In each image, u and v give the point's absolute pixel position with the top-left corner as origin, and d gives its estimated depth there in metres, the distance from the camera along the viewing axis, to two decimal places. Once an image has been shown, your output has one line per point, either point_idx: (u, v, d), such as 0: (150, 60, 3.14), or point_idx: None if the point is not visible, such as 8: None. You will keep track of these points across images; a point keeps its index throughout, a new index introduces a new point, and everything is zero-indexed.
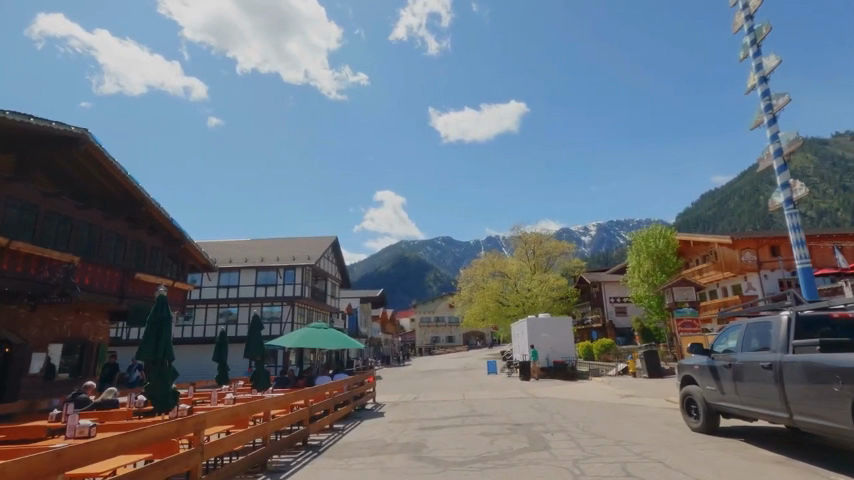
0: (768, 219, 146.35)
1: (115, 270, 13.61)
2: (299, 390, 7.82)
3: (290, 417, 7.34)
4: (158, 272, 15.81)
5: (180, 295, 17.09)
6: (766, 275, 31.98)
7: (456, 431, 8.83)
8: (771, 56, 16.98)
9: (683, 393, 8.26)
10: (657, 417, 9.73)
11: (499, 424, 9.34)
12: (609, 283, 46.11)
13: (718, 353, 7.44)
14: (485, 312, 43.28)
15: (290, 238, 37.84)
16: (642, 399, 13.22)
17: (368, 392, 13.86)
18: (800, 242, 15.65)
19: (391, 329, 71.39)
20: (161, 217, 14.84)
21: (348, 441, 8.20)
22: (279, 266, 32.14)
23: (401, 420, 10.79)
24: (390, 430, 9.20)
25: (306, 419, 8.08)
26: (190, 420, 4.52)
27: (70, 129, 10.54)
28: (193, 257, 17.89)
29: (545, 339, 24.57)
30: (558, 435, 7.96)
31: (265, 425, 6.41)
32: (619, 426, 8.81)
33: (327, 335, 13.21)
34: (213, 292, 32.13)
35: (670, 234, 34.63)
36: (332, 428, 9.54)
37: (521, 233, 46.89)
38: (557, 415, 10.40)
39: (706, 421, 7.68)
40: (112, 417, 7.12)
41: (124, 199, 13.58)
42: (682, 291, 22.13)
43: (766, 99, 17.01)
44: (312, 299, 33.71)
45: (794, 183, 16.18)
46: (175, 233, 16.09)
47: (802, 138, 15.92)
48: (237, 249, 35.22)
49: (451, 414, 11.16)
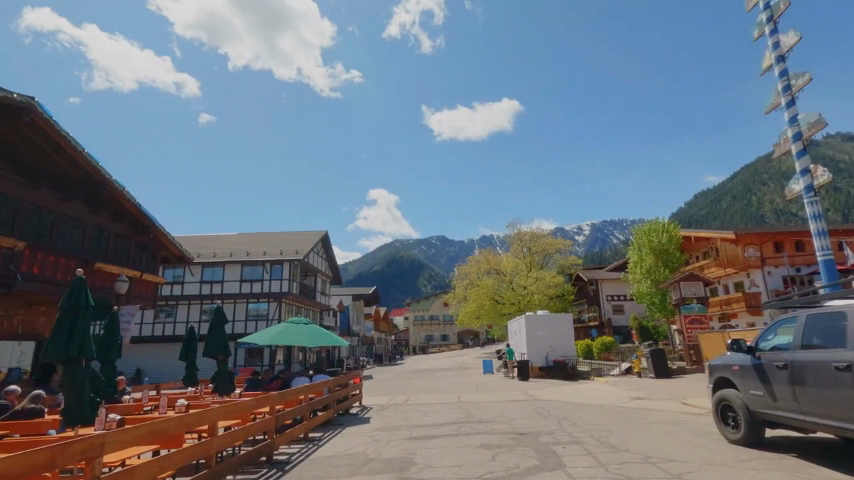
0: (761, 218, 146.62)
1: (70, 259, 12.16)
2: (263, 396, 6.49)
3: (250, 428, 6.05)
4: (125, 263, 14.31)
5: (151, 289, 15.67)
6: (771, 271, 30.82)
7: (449, 442, 7.52)
8: (790, 32, 15.86)
9: (717, 398, 7.02)
10: (678, 425, 8.56)
11: (500, 433, 8.04)
12: (606, 281, 45.09)
13: (765, 351, 6.20)
14: (480, 310, 42.16)
15: (278, 232, 36.41)
16: (655, 402, 11.96)
17: (354, 394, 12.59)
18: (821, 232, 14.63)
19: (385, 328, 69.87)
20: (127, 201, 13.39)
21: (322, 456, 6.88)
22: (265, 261, 30.74)
23: (387, 427, 9.48)
24: (375, 441, 7.94)
25: (272, 430, 6.78)
26: (75, 445, 3.19)
27: (15, 97, 9.10)
28: (165, 247, 16.38)
29: (544, 337, 23.38)
30: (572, 450, 6.65)
31: (214, 441, 5.12)
32: (638, 436, 7.59)
33: (307, 331, 11.90)
34: (196, 287, 30.73)
35: (672, 228, 33.20)
36: (306, 438, 8.23)
37: (517, 230, 45.63)
38: (565, 421, 9.15)
39: (749, 433, 6.45)
40: (36, 428, 5.73)
41: (84, 181, 12.14)
42: (690, 286, 20.71)
43: (784, 79, 15.85)
44: (300, 295, 32.32)
45: (816, 169, 15.09)
46: (144, 220, 14.59)
47: (823, 120, 14.75)
48: (222, 243, 33.75)
49: (444, 420, 9.90)
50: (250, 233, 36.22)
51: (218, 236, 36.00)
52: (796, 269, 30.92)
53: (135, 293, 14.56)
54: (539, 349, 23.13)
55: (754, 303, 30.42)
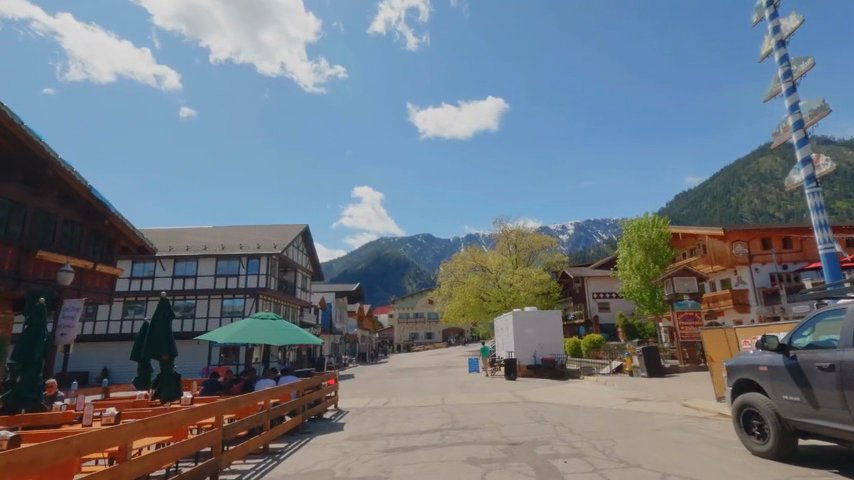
0: (741, 218, 148.42)
1: (7, 246, 10.70)
2: (204, 406, 5.32)
3: (184, 446, 4.91)
4: (73, 252, 12.84)
5: (107, 282, 14.30)
6: (758, 268, 30.47)
7: (430, 456, 6.47)
8: (792, 16, 15.14)
9: (739, 404, 6.10)
10: (687, 431, 7.67)
11: (490, 444, 7.04)
12: (592, 278, 44.48)
13: (801, 349, 5.33)
14: (465, 308, 41.30)
15: (256, 225, 34.88)
16: (653, 404, 11.11)
17: (328, 397, 11.49)
18: (823, 225, 13.99)
19: (368, 326, 68.61)
20: (75, 184, 11.90)
21: (279, 476, 5.76)
22: (242, 256, 29.34)
23: (362, 434, 8.42)
24: (346, 455, 6.83)
25: (217, 445, 5.63)
26: None
27: None
28: (123, 236, 14.93)
29: (531, 334, 22.49)
30: (575, 466, 5.68)
31: (125, 468, 3.96)
32: (647, 446, 6.64)
33: (273, 328, 10.67)
34: (168, 283, 29.11)
35: (662, 224, 32.72)
36: (265, 451, 7.10)
37: (503, 226, 44.76)
38: (561, 428, 8.21)
39: (778, 444, 5.53)
40: None
41: (24, 158, 10.63)
42: (684, 282, 20.02)
43: (784, 65, 15.15)
44: (278, 290, 30.98)
45: (818, 159, 14.43)
46: (97, 206, 13.12)
47: (827, 106, 14.03)
48: (195, 236, 32.17)
49: (425, 427, 8.88)
50: (227, 226, 34.67)
51: (191, 229, 34.27)
52: (783, 267, 30.62)
53: (86, 287, 13.15)
54: (527, 348, 22.27)
55: (741, 301, 30.09)
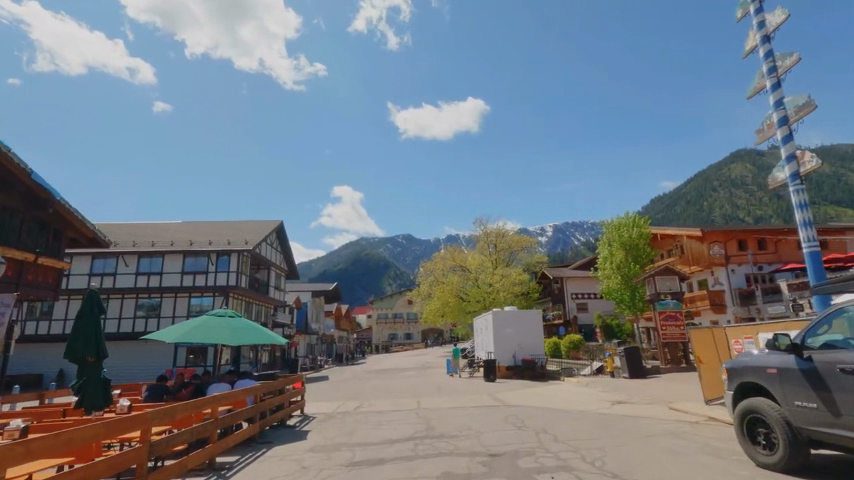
0: (713, 222, 151.86)
1: None
2: (127, 418, 4.39)
3: (94, 468, 3.95)
4: (11, 243, 11.59)
5: (52, 276, 13.07)
6: (735, 269, 30.57)
7: (400, 471, 5.68)
8: (777, 11, 14.88)
9: (742, 409, 5.52)
10: (681, 438, 7.07)
11: (468, 455, 6.30)
12: (572, 279, 44.35)
13: (815, 350, 4.76)
14: (444, 308, 40.66)
15: (229, 222, 33.52)
16: (640, 407, 10.59)
17: (293, 402, 10.54)
18: (807, 223, 13.70)
19: (346, 326, 67.48)
20: (13, 167, 10.65)
21: None
22: (211, 252, 27.96)
23: (327, 444, 7.58)
24: (304, 469, 5.98)
25: (143, 463, 4.68)
26: None
27: None
28: (72, 226, 13.68)
29: (510, 335, 21.92)
30: None
31: None
32: (641, 458, 5.97)
33: (229, 325, 9.73)
34: (131, 280, 27.55)
35: (642, 224, 32.65)
36: (211, 468, 6.14)
37: (483, 226, 44.26)
38: (545, 435, 7.55)
39: (788, 456, 4.92)
40: None
41: None
42: (665, 281, 19.77)
43: (770, 61, 14.87)
44: (250, 289, 29.74)
45: (803, 155, 14.10)
46: (40, 192, 11.89)
47: (812, 102, 13.72)
48: (161, 231, 30.63)
49: (397, 435, 8.10)
50: (196, 222, 33.17)
51: (158, 224, 32.63)
52: (758, 267, 30.82)
53: (26, 281, 11.95)
54: (507, 348, 21.64)
55: (717, 301, 30.14)
